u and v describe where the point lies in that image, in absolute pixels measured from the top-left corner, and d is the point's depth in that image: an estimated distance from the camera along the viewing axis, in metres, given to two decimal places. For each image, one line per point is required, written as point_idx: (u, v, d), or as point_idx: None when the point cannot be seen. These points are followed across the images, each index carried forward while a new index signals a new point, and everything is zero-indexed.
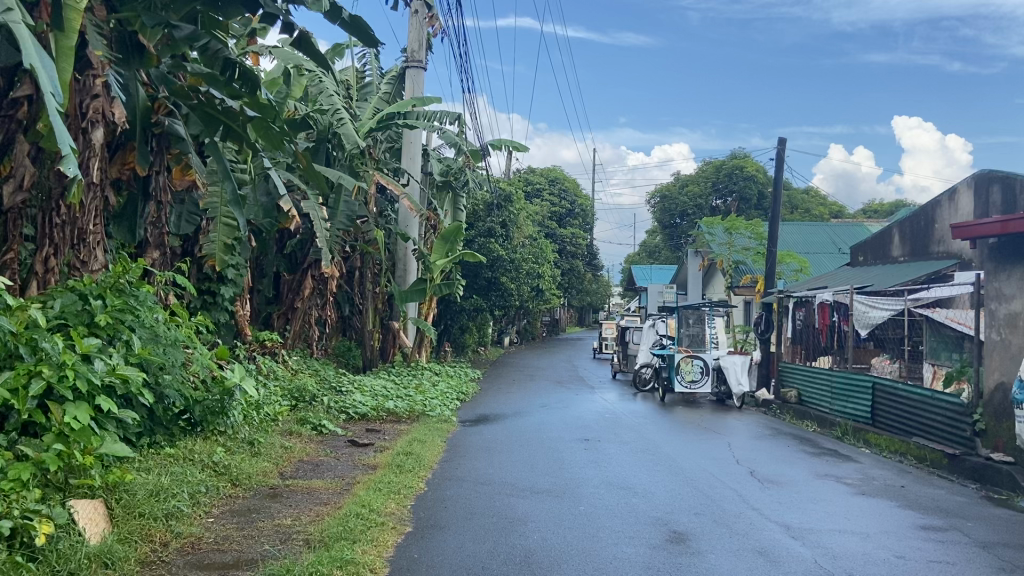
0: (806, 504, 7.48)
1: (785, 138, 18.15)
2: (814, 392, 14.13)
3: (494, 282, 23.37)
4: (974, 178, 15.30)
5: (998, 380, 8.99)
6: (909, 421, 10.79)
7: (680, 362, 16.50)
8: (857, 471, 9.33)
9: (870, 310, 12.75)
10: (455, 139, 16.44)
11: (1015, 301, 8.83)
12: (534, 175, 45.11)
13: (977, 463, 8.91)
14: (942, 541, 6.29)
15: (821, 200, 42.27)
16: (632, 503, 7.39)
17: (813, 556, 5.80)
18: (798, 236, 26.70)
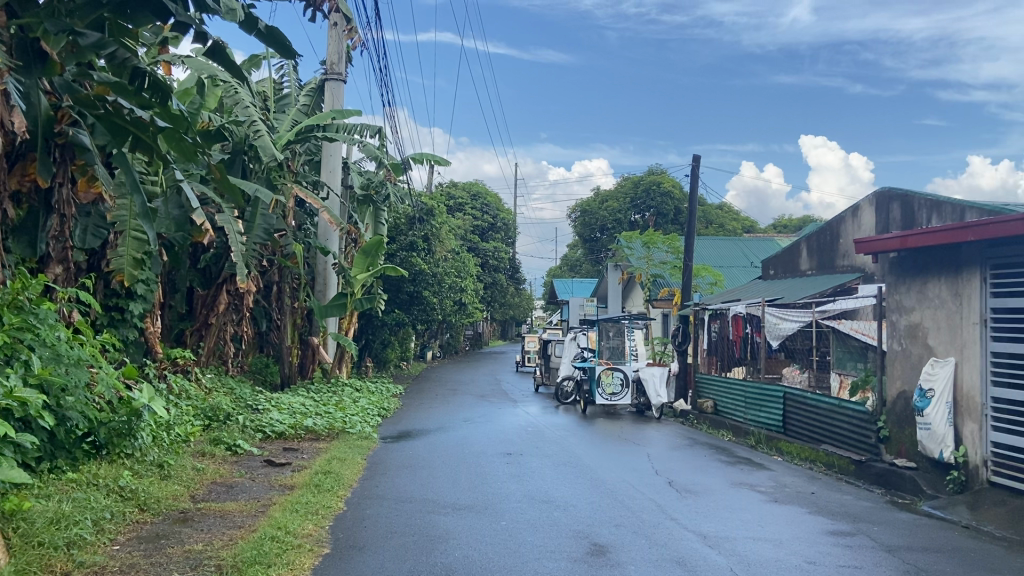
0: (723, 512, 7.68)
1: (700, 154, 18.61)
2: (729, 402, 14.54)
3: (417, 296, 23.24)
4: (876, 196, 16.08)
5: (901, 388, 9.46)
6: (819, 429, 11.21)
7: (601, 375, 16.70)
8: (770, 479, 9.66)
9: (781, 321, 13.20)
10: (376, 152, 16.31)
11: (914, 313, 9.29)
12: (456, 189, 45.26)
13: (882, 469, 9.33)
14: (850, 546, 6.54)
15: (735, 215, 43.67)
16: (553, 517, 7.43)
17: (728, 564, 5.95)
18: (713, 250, 27.50)
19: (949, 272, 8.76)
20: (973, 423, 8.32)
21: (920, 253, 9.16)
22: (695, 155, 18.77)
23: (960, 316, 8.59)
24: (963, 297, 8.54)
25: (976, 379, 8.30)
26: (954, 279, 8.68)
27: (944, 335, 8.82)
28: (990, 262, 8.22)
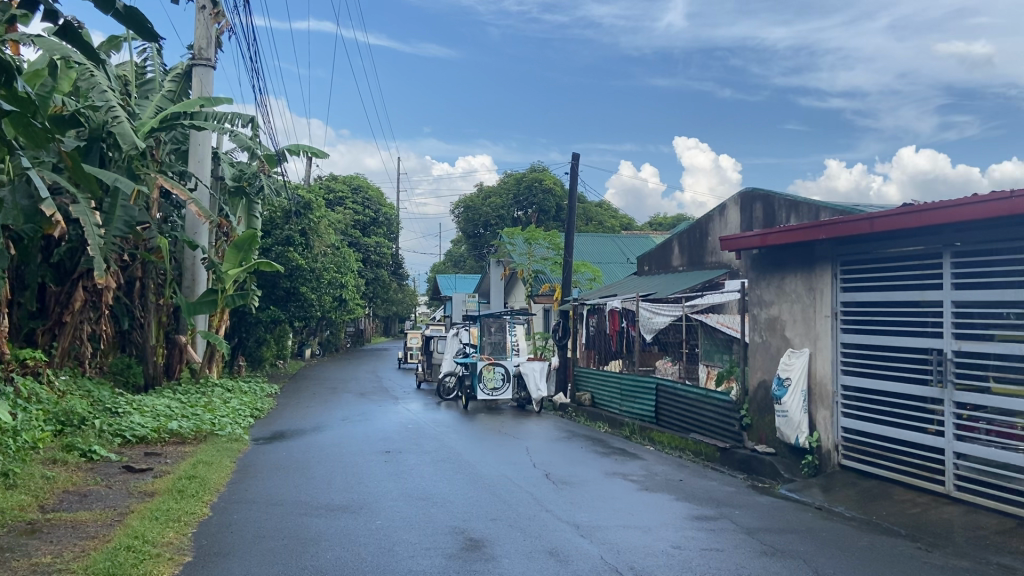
0: (596, 502, 7.88)
1: (578, 152, 18.97)
2: (605, 395, 14.94)
3: (293, 292, 22.58)
4: (740, 195, 16.90)
5: (761, 378, 9.99)
6: (688, 419, 11.68)
7: (483, 370, 16.83)
8: (642, 467, 9.99)
9: (654, 315, 13.72)
10: (248, 143, 15.74)
11: (773, 306, 9.80)
12: (335, 182, 44.33)
13: (745, 455, 9.82)
14: (713, 530, 6.84)
15: (614, 213, 44.83)
16: (430, 513, 7.40)
17: (599, 552, 6.09)
18: (591, 247, 28.10)
19: (804, 268, 9.29)
20: (826, 409, 8.89)
21: (779, 250, 9.68)
22: (574, 153, 19.09)
23: (814, 309, 9.15)
24: (816, 291, 9.09)
25: (828, 368, 8.87)
26: (808, 274, 9.22)
27: (800, 327, 9.36)
28: (840, 258, 8.77)
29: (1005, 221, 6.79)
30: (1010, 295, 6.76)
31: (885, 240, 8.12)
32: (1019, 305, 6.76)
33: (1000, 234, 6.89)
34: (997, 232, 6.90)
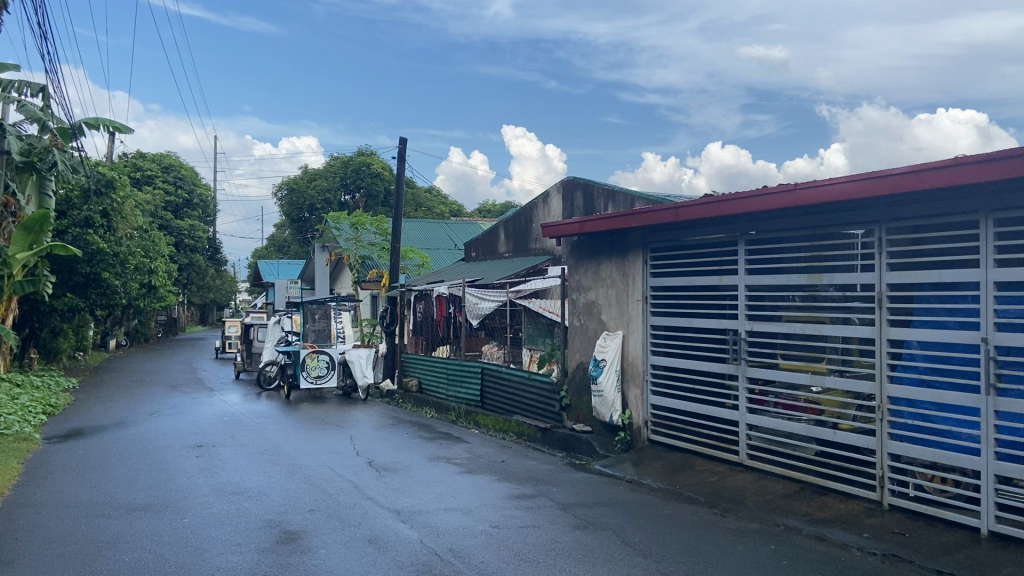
0: (418, 487, 7.88)
1: (406, 137, 18.76)
2: (432, 380, 14.97)
3: (95, 278, 20.81)
4: (562, 183, 17.47)
5: (579, 360, 10.38)
6: (511, 401, 11.95)
7: (306, 358, 16.24)
8: (466, 451, 10.11)
9: (480, 301, 13.90)
10: (39, 114, 14.29)
11: (591, 291, 10.21)
12: (144, 161, 41.27)
13: (564, 434, 10.17)
14: (531, 507, 7.05)
15: (443, 199, 44.97)
16: (244, 507, 7.09)
17: (419, 537, 6.08)
18: (419, 233, 27.97)
19: (619, 255, 9.74)
20: (637, 388, 9.39)
21: (596, 236, 10.07)
22: (401, 138, 18.86)
23: (627, 294, 9.61)
24: (629, 276, 9.54)
25: (640, 349, 9.37)
26: (622, 260, 9.67)
27: (614, 311, 9.81)
28: (651, 245, 9.26)
29: (790, 212, 7.44)
30: (794, 279, 7.44)
31: (690, 228, 8.66)
32: (801, 288, 7.46)
33: (786, 223, 7.54)
34: (784, 221, 7.54)
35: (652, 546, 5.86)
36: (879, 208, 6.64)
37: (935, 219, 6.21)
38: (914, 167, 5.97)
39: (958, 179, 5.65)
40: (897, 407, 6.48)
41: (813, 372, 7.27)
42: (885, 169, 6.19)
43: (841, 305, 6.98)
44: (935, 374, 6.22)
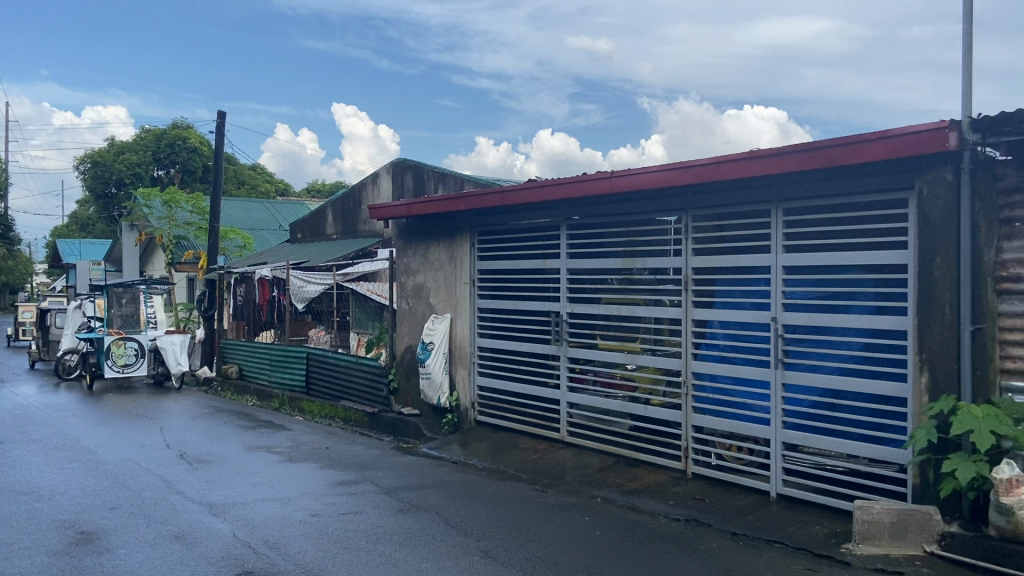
0: (233, 478, 7.53)
1: (224, 112, 17.73)
2: (253, 367, 14.36)
3: None
4: (393, 165, 17.21)
5: (407, 343, 10.33)
6: (338, 386, 11.71)
7: (111, 346, 15.15)
8: (288, 439, 9.79)
9: (305, 284, 13.49)
10: None
11: (419, 274, 10.17)
12: None
13: (391, 418, 10.10)
14: (353, 494, 6.93)
15: (267, 178, 43.19)
16: (33, 508, 6.47)
17: (232, 530, 5.82)
18: (240, 212, 26.61)
19: (446, 238, 9.76)
20: (464, 370, 9.48)
21: (423, 220, 10.03)
22: (219, 112, 17.77)
23: (454, 276, 9.65)
24: (456, 259, 9.59)
25: (467, 332, 9.45)
26: (450, 243, 9.70)
27: (442, 294, 9.83)
28: (477, 228, 9.35)
29: (607, 198, 7.74)
30: (611, 263, 7.77)
31: (514, 212, 8.82)
32: (618, 271, 7.80)
33: (604, 209, 7.84)
34: (602, 207, 7.84)
35: (473, 525, 5.94)
36: (685, 196, 7.05)
37: (733, 207, 6.67)
38: (715, 159, 6.41)
39: (753, 170, 6.13)
40: (701, 382, 6.95)
41: (628, 351, 7.65)
42: (691, 160, 6.59)
43: (654, 288, 7.37)
44: (734, 351, 6.72)
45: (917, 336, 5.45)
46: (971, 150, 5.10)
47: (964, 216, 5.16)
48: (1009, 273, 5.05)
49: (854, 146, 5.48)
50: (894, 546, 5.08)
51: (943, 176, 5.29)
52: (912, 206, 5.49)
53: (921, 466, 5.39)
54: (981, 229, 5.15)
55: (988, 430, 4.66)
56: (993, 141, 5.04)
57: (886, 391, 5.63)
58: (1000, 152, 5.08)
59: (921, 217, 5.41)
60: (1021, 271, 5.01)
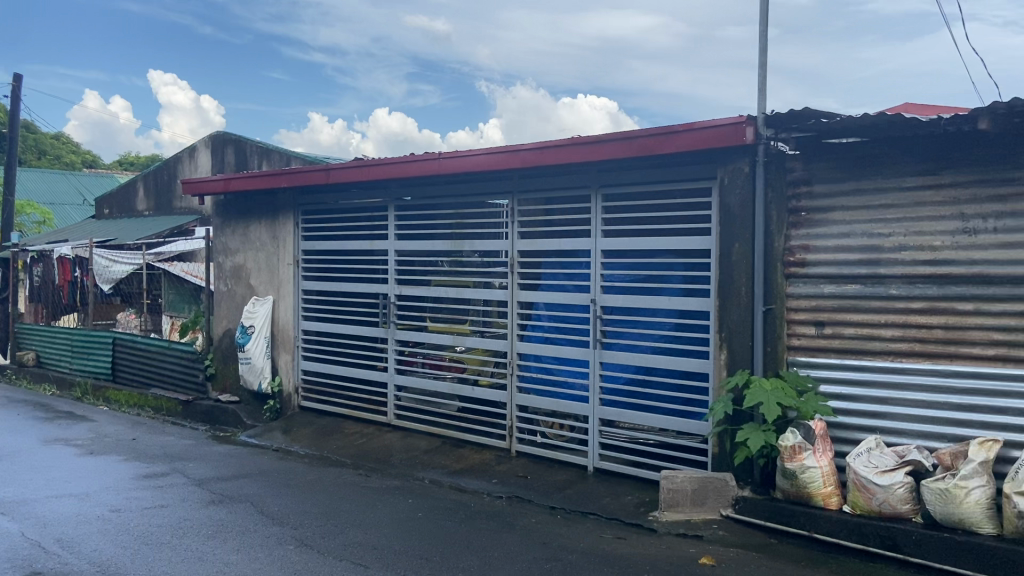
0: (23, 474, 6.87)
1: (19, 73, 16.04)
2: (52, 354, 13.16)
3: None
4: (211, 138, 16.47)
5: (226, 327, 9.84)
6: (148, 373, 10.98)
7: None
8: (89, 430, 9.05)
9: (111, 264, 12.49)
10: None
11: (239, 255, 9.69)
12: None
13: (206, 406, 9.60)
14: (161, 486, 6.53)
15: (74, 149, 39.67)
16: None
17: (19, 530, 5.31)
18: (38, 185, 24.21)
19: (267, 217, 9.36)
20: (287, 354, 9.17)
21: (244, 197, 9.56)
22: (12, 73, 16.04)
23: (277, 258, 9.29)
24: (279, 240, 9.23)
25: (290, 315, 9.13)
26: (272, 223, 9.31)
27: (264, 276, 9.44)
28: (302, 207, 9.04)
29: (434, 180, 7.70)
30: (439, 245, 7.77)
31: (341, 192, 8.60)
32: (446, 254, 7.81)
33: (432, 191, 7.80)
34: (429, 189, 7.80)
35: (289, 514, 5.76)
36: (511, 179, 7.14)
37: (557, 192, 6.85)
38: (538, 144, 6.54)
39: (574, 157, 6.32)
40: (526, 362, 7.11)
41: (456, 333, 7.69)
42: (515, 145, 6.69)
43: (482, 271, 7.45)
44: (556, 332, 6.93)
45: (718, 316, 5.85)
46: (765, 145, 5.50)
47: (759, 207, 5.59)
48: (795, 258, 5.50)
49: (663, 137, 5.78)
50: (695, 512, 5.47)
51: (741, 167, 5.70)
52: (715, 194, 5.87)
53: (720, 436, 5.81)
54: (772, 218, 5.59)
55: (775, 401, 5.09)
56: (783, 136, 5.43)
57: (692, 368, 6.01)
58: (789, 146, 5.48)
59: (722, 206, 5.80)
60: (805, 257, 5.47)
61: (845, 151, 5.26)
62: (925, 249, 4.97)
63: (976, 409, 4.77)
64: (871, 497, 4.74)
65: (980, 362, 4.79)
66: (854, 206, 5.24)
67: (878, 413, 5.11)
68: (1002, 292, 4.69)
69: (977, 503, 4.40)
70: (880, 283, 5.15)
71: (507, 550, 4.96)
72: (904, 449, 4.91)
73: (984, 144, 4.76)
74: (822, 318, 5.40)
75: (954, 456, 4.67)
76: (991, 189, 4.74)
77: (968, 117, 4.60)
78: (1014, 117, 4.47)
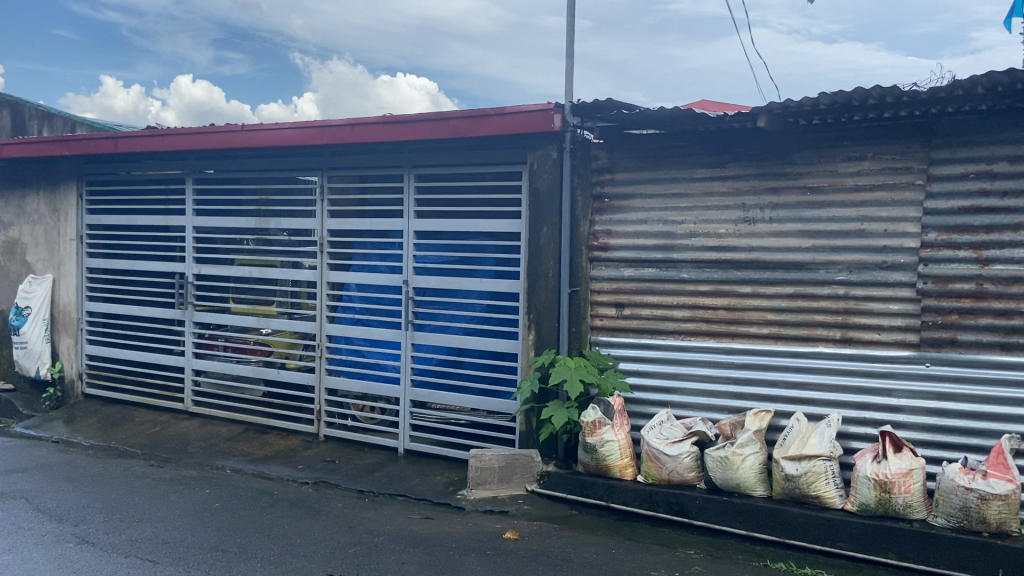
0: None
1: None
2: None
3: None
4: None
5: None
6: None
7: None
8: None
9: None
10: None
11: (12, 229, 8.70)
12: None
13: None
14: None
15: None
16: None
17: None
18: None
19: (46, 187, 8.45)
20: (70, 338, 8.37)
21: (18, 164, 8.57)
22: None
23: (57, 232, 8.42)
24: (60, 212, 8.37)
25: (72, 296, 8.32)
26: (52, 194, 8.42)
27: (42, 252, 8.53)
28: (86, 177, 8.23)
29: (238, 153, 7.28)
30: (243, 223, 7.37)
31: (133, 162, 7.93)
32: (251, 232, 7.43)
33: (236, 164, 7.37)
34: (233, 162, 7.36)
35: (69, 510, 5.27)
36: (321, 155, 6.90)
37: (369, 171, 6.71)
38: (349, 120, 6.37)
39: (387, 135, 6.21)
40: (336, 344, 6.94)
41: (261, 315, 7.35)
42: (325, 120, 6.48)
43: (290, 250, 7.16)
44: (368, 313, 6.81)
45: (527, 297, 6.00)
46: (572, 133, 5.68)
47: (565, 192, 5.77)
48: (599, 242, 5.77)
49: (474, 119, 5.83)
50: (501, 488, 5.60)
51: (549, 153, 5.84)
52: (525, 178, 6.00)
53: (527, 414, 5.98)
54: (578, 203, 5.81)
55: (578, 379, 5.31)
56: (589, 125, 5.66)
57: (502, 348, 6.12)
58: (594, 135, 5.75)
59: (531, 190, 5.94)
60: (608, 241, 5.75)
61: (645, 142, 5.59)
62: (712, 236, 5.35)
63: (753, 383, 5.21)
64: (661, 467, 5.07)
65: (757, 340, 5.25)
66: (652, 194, 5.57)
67: (668, 387, 5.49)
68: (776, 277, 5.15)
69: (751, 469, 4.84)
70: (673, 267, 5.51)
71: (311, 537, 4.83)
72: (691, 421, 5.30)
73: (763, 141, 5.18)
74: (622, 299, 5.72)
75: (733, 426, 5.10)
76: (768, 182, 5.17)
77: (749, 116, 4.95)
78: (788, 116, 4.86)
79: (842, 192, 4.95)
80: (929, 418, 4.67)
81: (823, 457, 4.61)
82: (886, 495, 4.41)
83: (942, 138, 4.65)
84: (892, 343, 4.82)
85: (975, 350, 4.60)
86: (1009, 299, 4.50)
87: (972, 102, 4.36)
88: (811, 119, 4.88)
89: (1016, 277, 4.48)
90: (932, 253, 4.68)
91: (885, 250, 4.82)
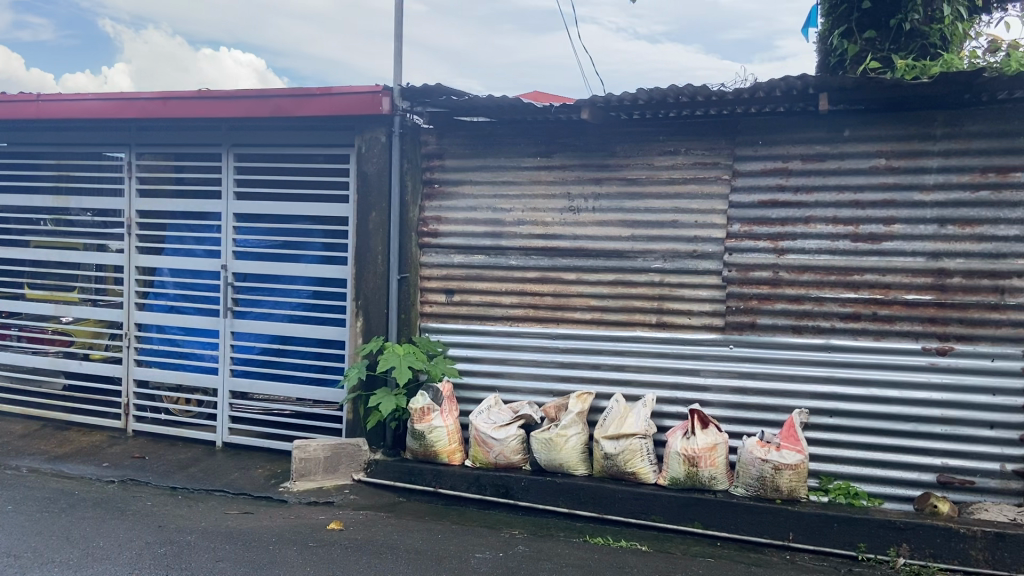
0: None
1: None
2: None
3: None
4: None
5: None
6: None
7: None
8: None
9: None
10: None
11: None
12: None
13: None
14: None
15: None
16: None
17: None
18: None
19: None
20: None
21: None
22: None
23: None
24: None
25: None
26: None
27: None
28: None
29: (30, 123, 6.59)
30: (38, 200, 6.70)
31: None
32: (49, 211, 6.77)
33: (29, 136, 6.67)
34: (25, 134, 6.66)
35: None
36: (129, 130, 6.39)
37: (184, 149, 6.29)
38: (160, 93, 5.95)
39: (203, 111, 5.85)
40: (147, 333, 6.48)
41: (60, 302, 6.72)
42: (133, 92, 6.01)
43: (94, 232, 6.60)
44: (183, 300, 6.40)
45: (354, 284, 5.87)
46: (401, 117, 5.60)
47: (394, 175, 5.69)
48: (429, 229, 5.74)
49: (299, 99, 5.62)
50: (327, 478, 5.49)
51: (378, 137, 5.72)
52: (353, 161, 5.85)
53: (354, 402, 5.86)
54: (408, 188, 5.75)
55: (406, 366, 5.26)
56: (419, 110, 5.59)
57: (328, 335, 5.96)
58: (424, 120, 5.69)
59: (360, 173, 5.81)
60: (438, 228, 5.72)
61: (474, 129, 5.62)
62: (539, 224, 5.48)
63: (576, 367, 5.40)
64: (489, 450, 5.13)
65: (580, 325, 5.43)
66: (481, 181, 5.61)
67: (497, 373, 5.57)
68: (598, 264, 5.36)
69: (574, 449, 5.01)
70: (502, 254, 5.58)
71: (115, 537, 4.50)
72: (518, 404, 5.41)
73: (587, 133, 5.36)
74: (452, 286, 5.72)
75: (557, 408, 5.26)
76: (592, 172, 5.36)
77: (573, 108, 5.09)
78: (610, 110, 5.04)
79: (658, 184, 5.22)
80: (733, 395, 5.04)
81: (639, 435, 4.86)
82: (694, 468, 4.71)
83: (745, 137, 5.01)
84: (702, 327, 5.15)
85: (771, 332, 4.99)
86: (801, 287, 4.91)
87: (771, 104, 4.72)
88: (632, 113, 5.09)
89: (806, 266, 4.89)
90: (736, 243, 5.03)
91: (696, 240, 5.13)
